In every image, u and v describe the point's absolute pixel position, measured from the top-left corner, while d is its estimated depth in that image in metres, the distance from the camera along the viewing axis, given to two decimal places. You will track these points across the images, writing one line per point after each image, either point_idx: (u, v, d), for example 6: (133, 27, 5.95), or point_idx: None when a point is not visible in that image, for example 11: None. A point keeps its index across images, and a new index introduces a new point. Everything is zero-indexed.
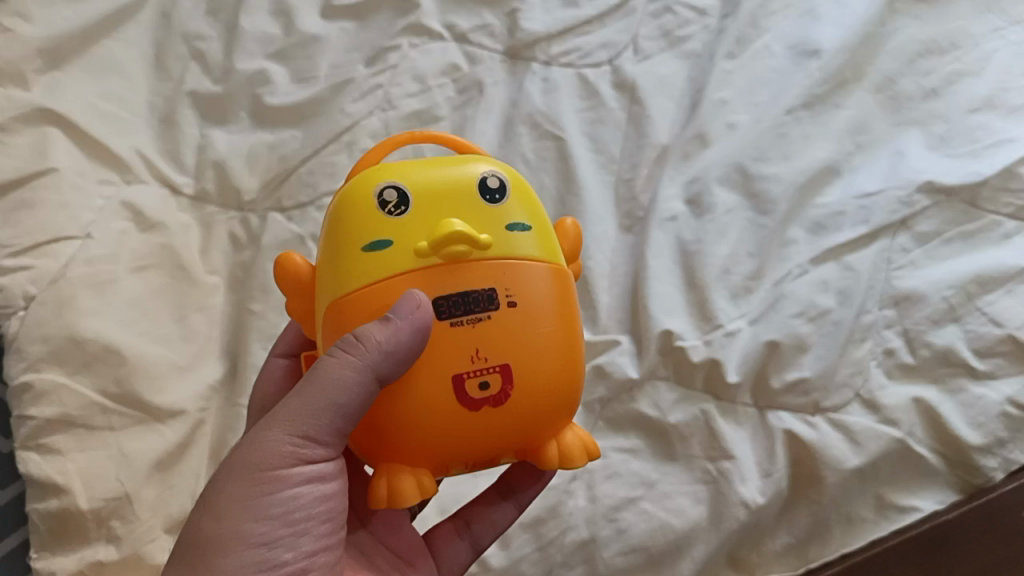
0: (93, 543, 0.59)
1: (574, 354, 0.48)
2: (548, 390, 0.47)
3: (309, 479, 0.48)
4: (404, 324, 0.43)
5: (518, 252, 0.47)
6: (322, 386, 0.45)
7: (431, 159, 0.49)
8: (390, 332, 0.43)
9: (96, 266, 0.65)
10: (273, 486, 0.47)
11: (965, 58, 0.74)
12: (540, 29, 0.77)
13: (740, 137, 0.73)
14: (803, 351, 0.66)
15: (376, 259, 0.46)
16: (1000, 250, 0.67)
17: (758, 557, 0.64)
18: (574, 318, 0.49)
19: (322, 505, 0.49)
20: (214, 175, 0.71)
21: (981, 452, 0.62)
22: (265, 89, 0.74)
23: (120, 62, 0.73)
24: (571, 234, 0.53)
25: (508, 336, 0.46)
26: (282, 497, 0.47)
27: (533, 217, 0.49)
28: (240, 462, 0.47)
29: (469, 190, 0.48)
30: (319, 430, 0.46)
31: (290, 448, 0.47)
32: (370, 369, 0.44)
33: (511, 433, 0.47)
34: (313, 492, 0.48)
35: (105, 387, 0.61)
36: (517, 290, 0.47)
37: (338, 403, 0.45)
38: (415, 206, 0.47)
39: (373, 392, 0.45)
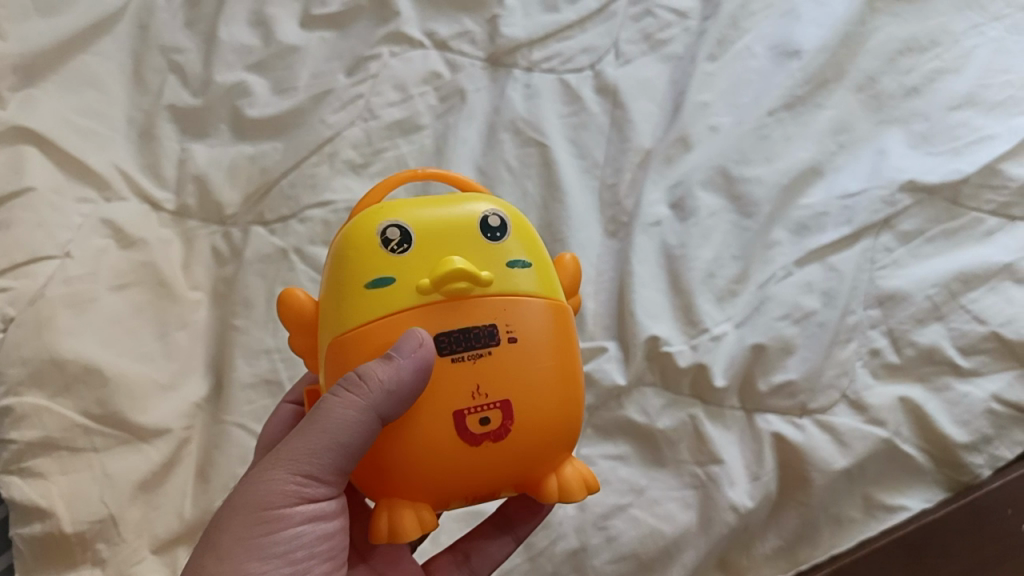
0: (79, 567, 0.59)
1: (574, 389, 0.48)
2: (547, 425, 0.47)
3: (309, 519, 0.48)
4: (405, 360, 0.43)
5: (518, 289, 0.47)
6: (325, 426, 0.45)
7: (433, 195, 0.49)
8: (391, 371, 0.43)
9: (75, 286, 0.64)
10: (275, 526, 0.47)
11: (946, 55, 0.74)
12: (521, 34, 0.76)
13: (723, 139, 0.73)
14: (789, 353, 0.66)
15: (378, 297, 0.46)
16: (983, 248, 0.68)
17: (748, 560, 0.64)
18: (574, 353, 0.49)
19: (322, 544, 0.50)
20: (194, 189, 0.71)
21: (967, 449, 0.63)
22: (244, 100, 0.73)
23: (95, 76, 0.72)
24: (570, 269, 0.53)
25: (508, 371, 0.46)
26: (284, 536, 0.48)
27: (534, 254, 0.49)
28: (242, 502, 0.47)
29: (470, 228, 0.47)
30: (322, 471, 0.47)
31: (293, 488, 0.47)
32: (373, 410, 0.44)
33: (511, 469, 0.46)
34: (313, 530, 0.49)
35: (87, 408, 0.61)
36: (518, 325, 0.47)
37: (342, 444, 0.46)
38: (415, 243, 0.47)
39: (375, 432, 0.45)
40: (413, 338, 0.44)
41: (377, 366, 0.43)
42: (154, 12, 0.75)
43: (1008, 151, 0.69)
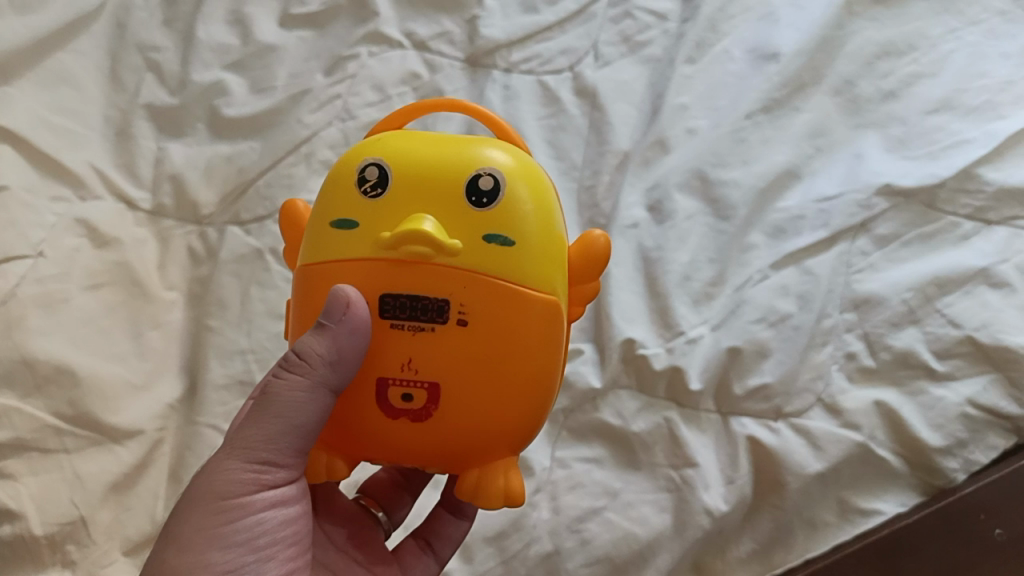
0: (48, 568, 0.58)
1: (530, 387, 0.46)
2: (481, 419, 0.45)
3: (272, 504, 0.48)
4: (339, 325, 0.43)
5: (492, 266, 0.45)
6: (280, 409, 0.46)
7: (444, 138, 0.47)
8: (331, 342, 0.43)
9: (48, 285, 0.64)
10: (236, 513, 0.47)
11: (923, 59, 0.74)
12: (499, 35, 0.76)
13: (701, 142, 0.73)
14: (764, 357, 0.66)
15: (341, 239, 0.46)
16: (959, 251, 0.68)
17: (722, 563, 0.64)
18: (549, 347, 0.46)
19: (286, 528, 0.50)
20: (170, 189, 0.70)
21: (941, 453, 0.63)
22: (221, 100, 0.73)
23: (70, 72, 0.71)
24: (594, 249, 0.49)
25: (448, 353, 0.44)
26: (246, 523, 0.47)
27: (531, 229, 0.46)
28: (202, 493, 0.47)
29: (454, 186, 0.45)
30: (280, 455, 0.47)
31: (252, 475, 0.47)
32: (323, 385, 0.45)
33: (432, 452, 0.45)
34: (276, 516, 0.49)
35: (58, 408, 0.61)
36: (473, 307, 0.44)
37: (297, 426, 0.46)
38: (392, 190, 0.45)
39: (325, 407, 0.46)
40: (345, 293, 0.44)
41: (320, 336, 0.44)
42: (132, 10, 0.74)
43: (983, 156, 0.70)
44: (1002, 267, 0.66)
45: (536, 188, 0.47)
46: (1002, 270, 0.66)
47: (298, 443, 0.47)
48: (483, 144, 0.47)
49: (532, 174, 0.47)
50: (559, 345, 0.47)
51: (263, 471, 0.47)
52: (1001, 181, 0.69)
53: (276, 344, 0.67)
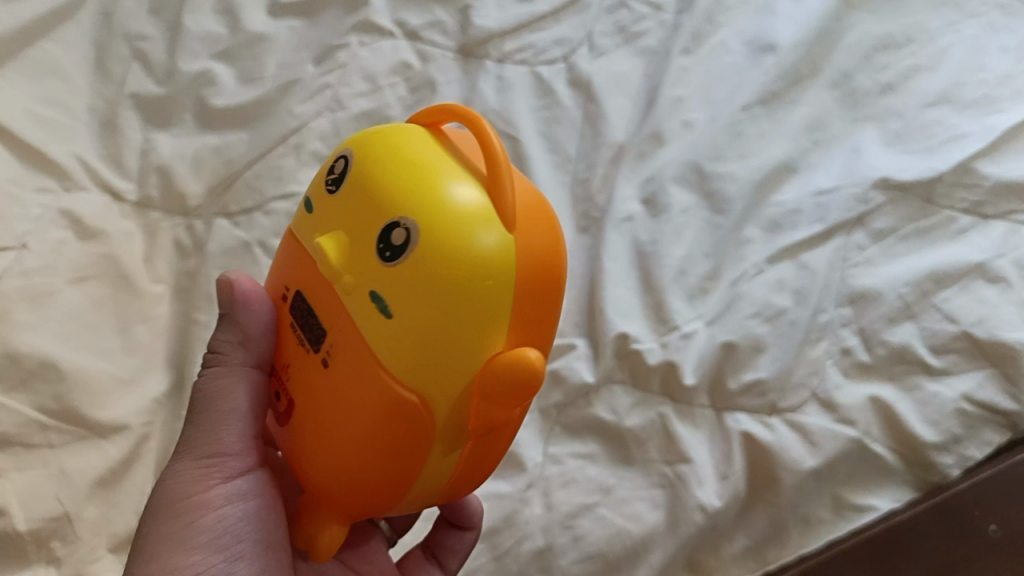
0: (33, 566, 0.57)
1: (383, 466, 0.41)
2: (317, 468, 0.43)
3: (229, 499, 0.51)
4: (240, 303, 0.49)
5: (368, 329, 0.39)
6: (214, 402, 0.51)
7: (412, 164, 0.40)
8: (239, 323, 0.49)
9: (32, 279, 0.62)
10: (195, 514, 0.51)
11: (921, 52, 0.73)
12: (493, 25, 0.75)
13: (696, 135, 0.72)
14: (760, 352, 0.65)
15: (302, 219, 0.45)
16: (956, 246, 0.67)
17: (717, 560, 0.63)
18: (407, 438, 0.40)
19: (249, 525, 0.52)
20: (158, 180, 0.69)
21: (936, 449, 0.63)
22: (210, 90, 0.71)
23: (56, 63, 0.69)
24: (502, 369, 0.39)
25: (310, 383, 0.43)
26: (208, 522, 0.51)
27: (420, 311, 0.38)
28: (160, 503, 0.51)
29: (376, 220, 0.40)
30: (225, 446, 0.51)
31: (201, 470, 0.51)
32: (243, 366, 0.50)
33: (296, 476, 0.46)
34: (237, 512, 0.52)
35: (43, 404, 0.59)
36: (339, 358, 0.41)
37: (231, 411, 0.51)
38: (339, 194, 0.42)
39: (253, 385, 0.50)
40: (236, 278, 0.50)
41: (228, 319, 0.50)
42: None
43: (981, 150, 0.69)
44: (999, 263, 0.66)
45: (471, 266, 0.38)
46: (999, 265, 0.66)
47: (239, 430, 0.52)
48: (454, 183, 0.39)
49: (473, 248, 0.38)
50: (428, 442, 0.41)
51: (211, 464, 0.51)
52: (998, 176, 0.68)
53: None
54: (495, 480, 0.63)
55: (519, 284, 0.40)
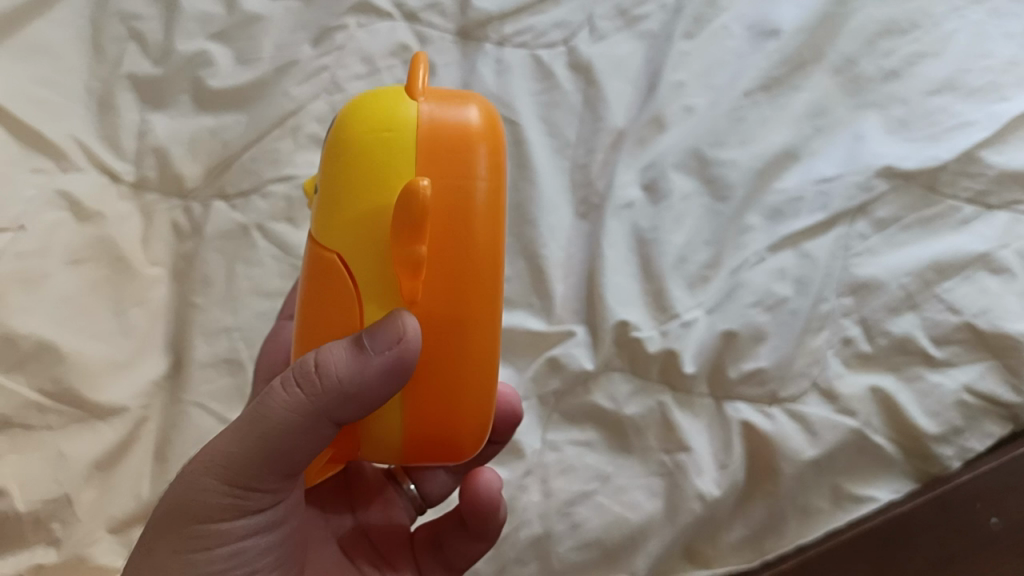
0: (33, 547, 0.57)
1: None
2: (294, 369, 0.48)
3: (253, 532, 0.48)
4: (388, 360, 0.40)
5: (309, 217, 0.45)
6: (260, 427, 0.44)
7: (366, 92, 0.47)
8: (388, 353, 0.40)
9: (26, 260, 0.62)
10: (215, 541, 0.47)
11: (925, 39, 0.72)
12: (492, 8, 0.74)
13: (698, 121, 0.71)
14: (760, 341, 0.65)
15: None
16: (959, 236, 0.66)
17: (715, 549, 0.63)
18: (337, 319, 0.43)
19: (263, 556, 0.50)
20: (155, 162, 0.68)
21: (936, 440, 0.62)
22: (206, 71, 0.70)
23: (51, 42, 0.68)
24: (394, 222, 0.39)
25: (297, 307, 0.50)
26: (225, 554, 0.48)
27: (330, 181, 0.42)
28: (175, 513, 0.46)
29: None
30: (266, 482, 0.46)
31: (231, 502, 0.46)
32: (320, 413, 0.43)
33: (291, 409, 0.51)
34: (257, 543, 0.49)
35: (43, 386, 0.59)
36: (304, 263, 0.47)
37: (281, 452, 0.45)
38: None
39: (314, 427, 0.43)
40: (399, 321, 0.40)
41: (381, 371, 0.40)
42: None
43: (985, 138, 0.68)
44: (1002, 253, 0.65)
45: (367, 130, 0.41)
46: (1002, 255, 0.65)
47: (282, 469, 0.46)
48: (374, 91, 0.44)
49: (372, 135, 0.41)
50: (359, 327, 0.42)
51: (244, 496, 0.46)
52: (1004, 164, 0.67)
53: (263, 323, 0.66)
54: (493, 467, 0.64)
55: (422, 157, 0.41)
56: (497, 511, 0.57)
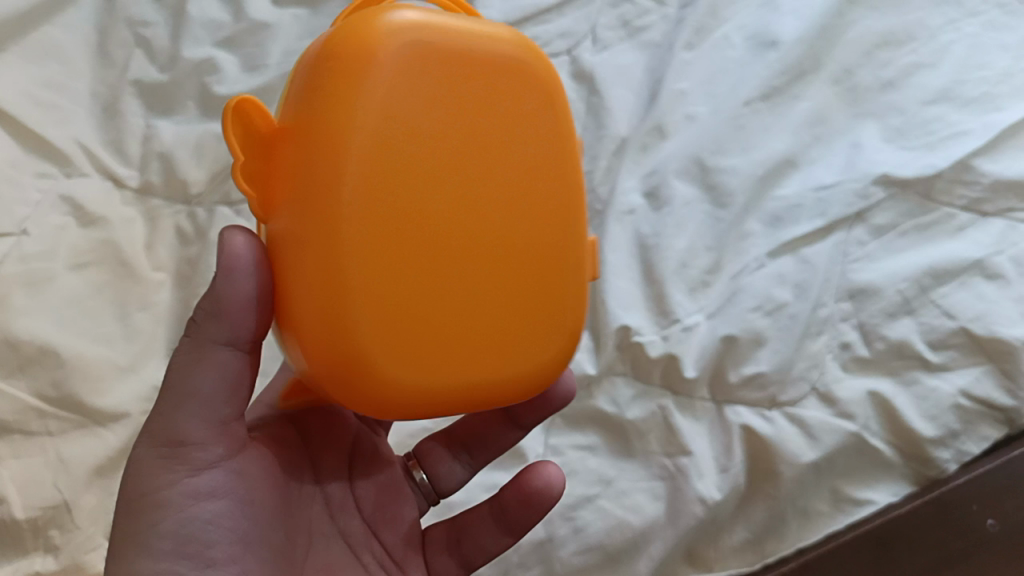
0: (30, 554, 0.57)
1: None
2: None
3: (198, 493, 0.47)
4: (218, 271, 0.45)
5: None
6: (169, 383, 0.47)
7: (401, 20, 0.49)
8: (216, 267, 0.44)
9: (32, 264, 0.62)
10: (159, 512, 0.46)
11: (921, 49, 0.73)
12: (497, 16, 0.74)
13: (699, 128, 0.72)
14: (760, 345, 0.66)
15: None
16: (954, 242, 0.67)
17: (716, 551, 0.64)
18: None
19: (221, 522, 0.48)
20: (159, 166, 0.68)
21: (934, 444, 0.63)
22: (212, 77, 0.71)
23: (55, 46, 0.68)
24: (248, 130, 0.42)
25: None
26: (172, 526, 0.46)
27: None
28: (123, 498, 0.48)
29: None
30: (190, 431, 0.47)
31: (166, 465, 0.47)
32: (204, 346, 0.46)
33: None
34: (207, 506, 0.47)
35: (43, 390, 0.59)
36: None
37: (191, 391, 0.46)
38: None
39: (208, 357, 0.46)
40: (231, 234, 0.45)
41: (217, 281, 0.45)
42: None
43: (980, 147, 0.69)
44: (998, 259, 0.66)
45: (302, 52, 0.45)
46: (997, 262, 0.66)
47: (201, 411, 0.47)
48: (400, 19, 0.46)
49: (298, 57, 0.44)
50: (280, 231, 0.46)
51: (175, 457, 0.47)
52: (997, 173, 0.69)
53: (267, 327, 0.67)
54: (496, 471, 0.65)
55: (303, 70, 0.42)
56: (549, 505, 0.58)
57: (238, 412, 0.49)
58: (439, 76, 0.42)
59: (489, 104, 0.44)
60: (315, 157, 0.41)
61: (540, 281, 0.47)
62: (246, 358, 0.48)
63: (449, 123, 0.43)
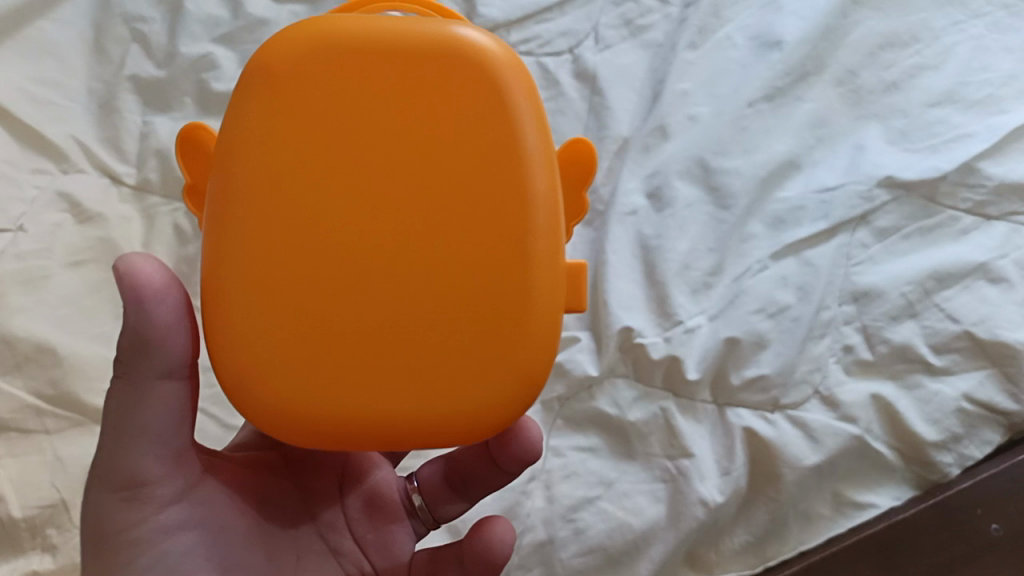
0: (28, 553, 0.57)
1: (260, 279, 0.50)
2: None
3: (167, 529, 0.48)
4: (134, 301, 0.44)
5: None
6: (111, 423, 0.46)
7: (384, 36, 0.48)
8: (133, 299, 0.43)
9: (27, 261, 0.62)
10: (134, 550, 0.47)
11: (925, 51, 0.73)
12: (498, 15, 0.74)
13: (701, 129, 0.72)
14: (763, 348, 0.65)
15: None
16: (958, 246, 0.67)
17: (716, 555, 0.64)
18: None
19: (192, 554, 0.49)
20: (157, 164, 0.67)
21: (936, 447, 0.63)
22: (210, 74, 0.70)
23: (53, 43, 0.68)
24: (198, 148, 0.46)
25: None
26: (148, 562, 0.47)
27: None
28: (89, 534, 0.47)
29: None
30: (147, 472, 0.46)
31: (129, 507, 0.47)
32: (138, 384, 0.45)
33: None
34: (177, 540, 0.48)
35: (39, 389, 0.59)
36: None
37: (136, 432, 0.45)
38: None
39: (146, 396, 0.45)
40: (139, 263, 0.44)
41: (123, 313, 0.44)
42: None
43: (985, 150, 0.69)
44: (1001, 263, 0.66)
45: None
46: (1001, 265, 0.66)
47: (155, 450, 0.46)
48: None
49: None
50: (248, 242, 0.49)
51: (138, 497, 0.47)
52: (1002, 176, 0.68)
53: None
54: None
55: None
56: (501, 564, 0.54)
57: (190, 444, 0.49)
58: (345, 90, 0.42)
59: (408, 113, 0.42)
60: (223, 177, 0.43)
61: (465, 295, 0.43)
62: (187, 387, 0.47)
63: (363, 131, 0.42)
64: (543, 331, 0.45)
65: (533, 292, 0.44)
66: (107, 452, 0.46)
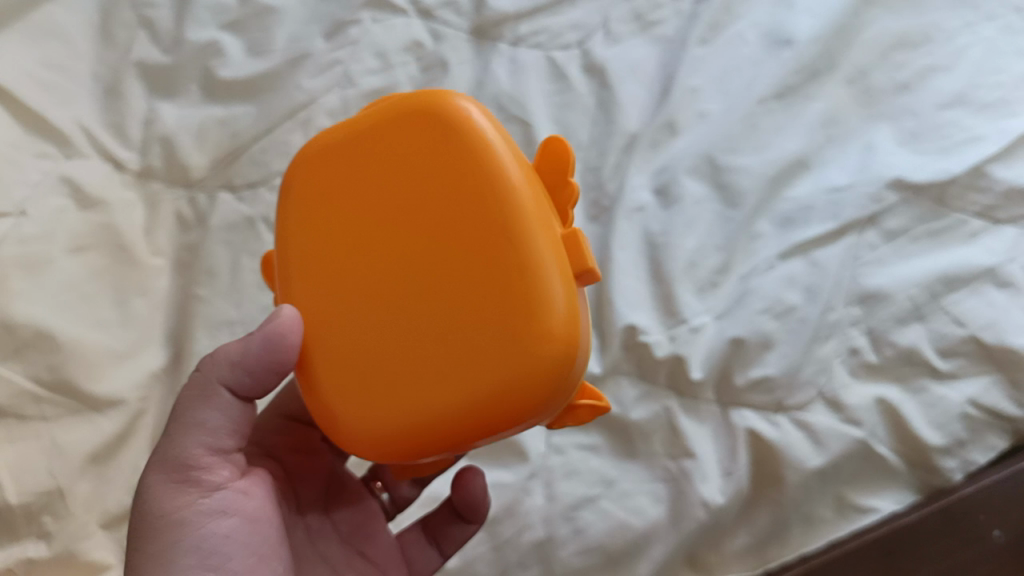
0: (23, 540, 0.56)
1: None
2: None
3: (213, 512, 0.48)
4: (267, 344, 0.46)
5: None
6: (177, 416, 0.49)
7: None
8: (265, 335, 0.46)
9: (29, 246, 0.61)
10: (179, 531, 0.47)
11: (938, 52, 0.72)
12: (508, 7, 0.73)
13: (711, 127, 0.71)
14: (768, 348, 0.64)
15: None
16: (967, 249, 0.66)
17: (717, 555, 0.63)
18: None
19: (233, 542, 0.48)
20: (161, 151, 0.67)
21: (941, 452, 0.62)
22: (217, 61, 0.69)
23: (57, 24, 0.66)
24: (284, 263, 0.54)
25: None
26: (193, 541, 0.47)
27: None
28: (136, 521, 0.48)
29: None
30: (198, 457, 0.48)
31: (181, 488, 0.48)
32: (216, 383, 0.49)
33: None
34: (221, 526, 0.48)
35: (38, 374, 0.58)
36: None
37: (199, 422, 0.49)
38: None
39: (215, 398, 0.49)
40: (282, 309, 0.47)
41: (258, 344, 0.47)
42: None
43: (995, 153, 0.68)
44: (1010, 267, 0.65)
45: None
46: (1010, 269, 0.65)
47: (208, 441, 0.49)
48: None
49: None
50: None
51: (187, 482, 0.48)
52: (1011, 180, 0.68)
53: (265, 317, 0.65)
54: (497, 469, 0.64)
55: None
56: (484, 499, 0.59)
57: (240, 443, 0.51)
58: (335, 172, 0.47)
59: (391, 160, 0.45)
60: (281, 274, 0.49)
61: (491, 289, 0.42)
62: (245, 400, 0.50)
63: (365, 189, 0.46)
64: (557, 328, 0.41)
65: (541, 288, 0.41)
66: (165, 442, 0.49)
